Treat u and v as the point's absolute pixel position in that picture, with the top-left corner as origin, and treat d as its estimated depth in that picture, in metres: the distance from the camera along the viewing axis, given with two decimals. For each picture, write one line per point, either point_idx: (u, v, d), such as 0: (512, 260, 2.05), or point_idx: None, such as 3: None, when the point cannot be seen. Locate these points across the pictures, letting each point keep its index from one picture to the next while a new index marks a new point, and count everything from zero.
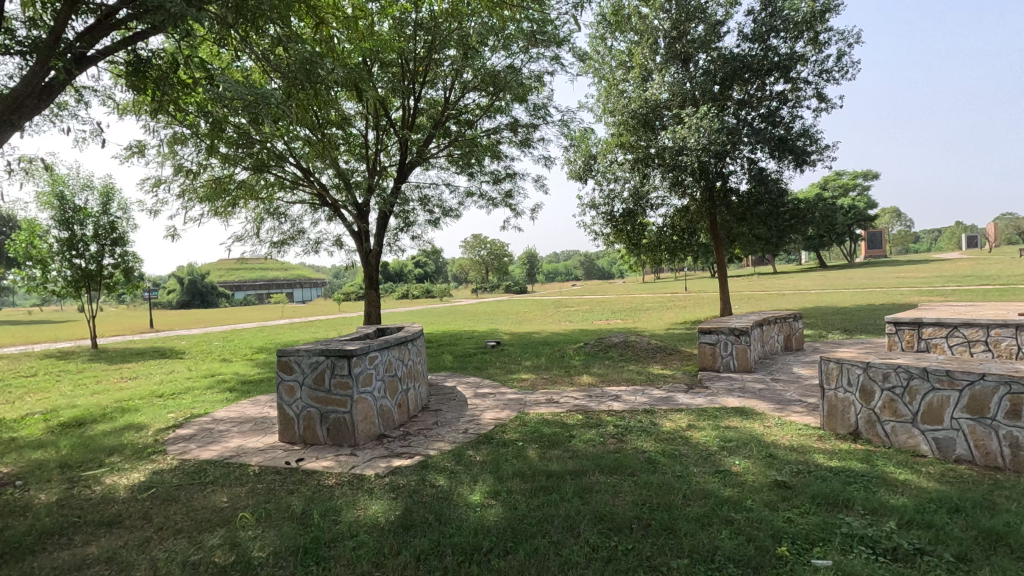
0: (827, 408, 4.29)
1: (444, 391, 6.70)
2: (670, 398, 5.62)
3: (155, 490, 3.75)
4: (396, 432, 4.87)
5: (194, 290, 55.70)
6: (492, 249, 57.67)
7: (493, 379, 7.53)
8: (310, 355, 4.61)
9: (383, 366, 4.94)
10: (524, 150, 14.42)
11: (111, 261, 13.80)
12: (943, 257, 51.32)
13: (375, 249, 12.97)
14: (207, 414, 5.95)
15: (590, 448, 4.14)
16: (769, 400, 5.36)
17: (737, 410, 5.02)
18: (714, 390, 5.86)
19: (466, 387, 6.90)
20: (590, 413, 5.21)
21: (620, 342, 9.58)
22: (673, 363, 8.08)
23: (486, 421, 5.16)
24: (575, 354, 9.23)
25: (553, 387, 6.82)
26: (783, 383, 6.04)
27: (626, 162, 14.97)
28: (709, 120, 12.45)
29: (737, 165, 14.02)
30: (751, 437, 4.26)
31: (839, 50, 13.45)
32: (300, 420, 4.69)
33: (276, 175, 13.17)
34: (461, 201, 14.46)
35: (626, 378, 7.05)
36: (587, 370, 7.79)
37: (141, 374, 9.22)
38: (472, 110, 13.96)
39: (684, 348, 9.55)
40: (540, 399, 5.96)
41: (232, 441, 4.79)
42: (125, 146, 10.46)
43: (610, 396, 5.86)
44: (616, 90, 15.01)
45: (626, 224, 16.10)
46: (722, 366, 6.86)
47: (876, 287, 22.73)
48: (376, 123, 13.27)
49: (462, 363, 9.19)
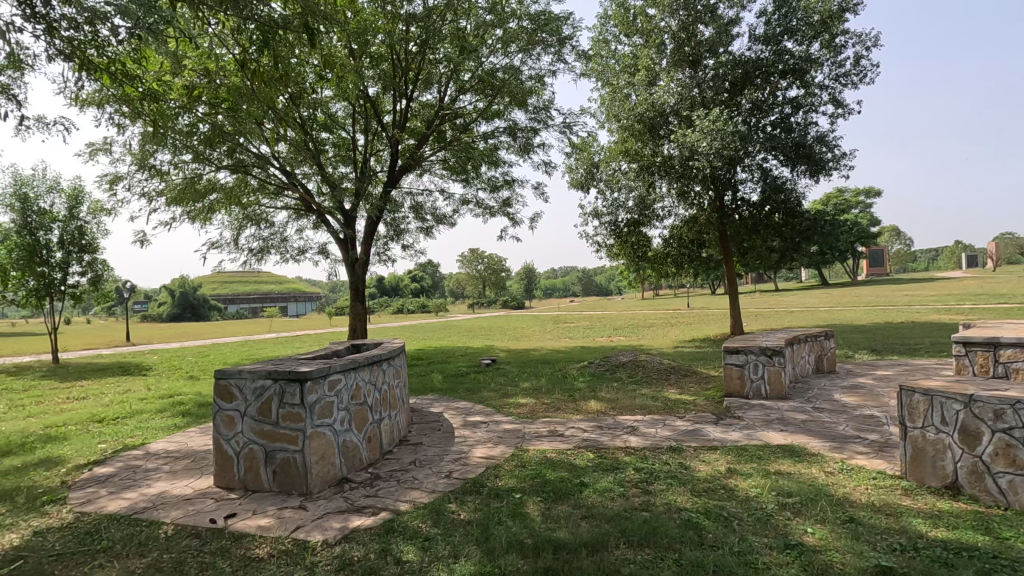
0: (911, 452, 3.35)
1: (429, 419, 5.74)
2: (698, 432, 4.66)
3: (22, 563, 2.76)
4: (363, 475, 3.90)
5: (185, 304, 54.60)
6: (490, 263, 56.96)
7: (486, 404, 6.57)
8: (254, 378, 3.67)
9: (350, 392, 4.02)
10: (523, 156, 13.61)
11: (78, 270, 12.86)
12: (947, 277, 50.52)
13: (361, 258, 12.03)
14: (142, 446, 4.97)
15: (608, 504, 3.19)
16: (821, 436, 4.39)
17: (785, 450, 4.07)
18: (750, 422, 4.90)
19: (454, 414, 5.93)
20: (603, 452, 4.24)
21: (628, 362, 8.58)
22: (692, 387, 7.11)
23: (475, 460, 4.20)
24: (578, 375, 8.24)
25: (556, 415, 5.85)
26: (829, 414, 5.10)
27: (630, 169, 14.17)
28: (720, 122, 11.67)
29: (749, 173, 13.23)
30: (816, 489, 3.30)
31: (856, 53, 12.79)
32: (240, 460, 3.71)
33: (258, 178, 12.35)
34: (456, 209, 13.61)
35: (640, 405, 6.07)
36: (593, 394, 6.80)
37: (92, 393, 8.22)
38: (468, 113, 13.16)
39: (700, 370, 8.57)
40: (541, 431, 4.99)
41: (154, 486, 3.80)
42: (90, 143, 9.60)
43: (626, 429, 4.89)
44: (620, 94, 14.25)
45: (630, 235, 15.25)
46: (752, 393, 5.89)
47: (891, 305, 21.74)
48: (365, 125, 12.48)
49: (452, 385, 8.19)
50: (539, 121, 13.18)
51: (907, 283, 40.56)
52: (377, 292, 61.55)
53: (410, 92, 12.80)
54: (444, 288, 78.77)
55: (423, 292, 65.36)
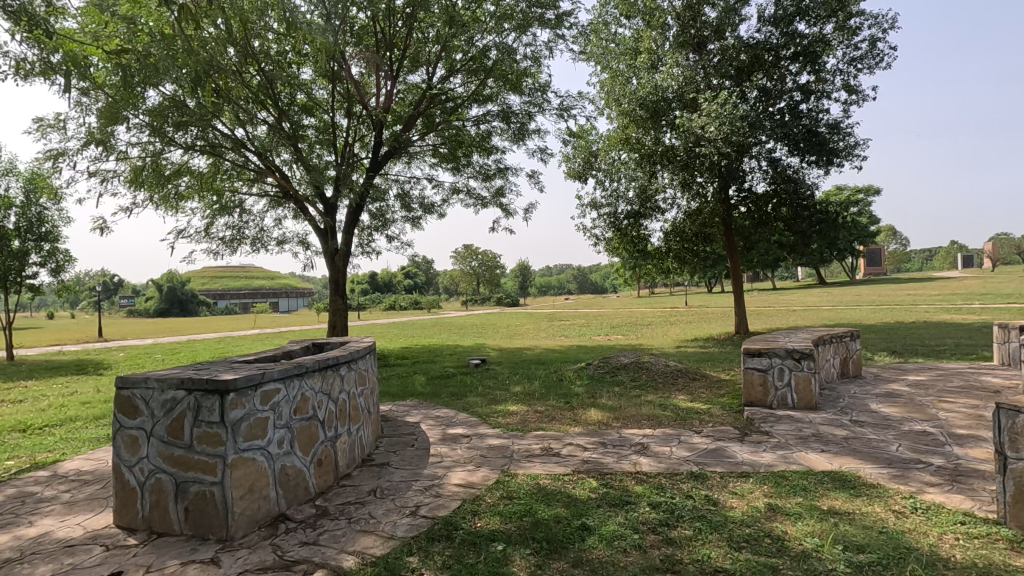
0: (1015, 492, 2.57)
1: (402, 431, 4.92)
2: (722, 453, 3.87)
3: None
4: (307, 511, 3.08)
5: (173, 299, 53.49)
6: (484, 260, 56.27)
7: (472, 411, 5.77)
8: (163, 388, 2.85)
9: (294, 404, 3.21)
10: (517, 142, 12.76)
11: (37, 260, 11.96)
12: (943, 276, 50.24)
13: (342, 248, 11.14)
14: (51, 465, 4.13)
15: (621, 562, 2.39)
16: (873, 459, 3.60)
17: (835, 479, 3.28)
18: (782, 439, 4.12)
19: (433, 425, 5.12)
20: (609, 479, 3.43)
21: (631, 364, 7.77)
22: (704, 394, 6.33)
23: (451, 489, 3.40)
24: (576, 379, 7.44)
25: (550, 427, 5.05)
26: (873, 430, 4.32)
27: (630, 159, 13.38)
28: (729, 104, 10.87)
29: (756, 162, 12.46)
30: (892, 540, 2.51)
31: (872, 36, 12.06)
32: (145, 493, 2.88)
33: (232, 162, 11.49)
34: (445, 198, 12.78)
35: (647, 416, 5.26)
36: (593, 401, 5.99)
37: (32, 395, 7.34)
38: (458, 95, 12.32)
39: (710, 373, 7.77)
40: (532, 448, 4.18)
41: (36, 524, 2.97)
42: (38, 119, 8.68)
43: (634, 447, 4.09)
44: (621, 79, 13.41)
45: (629, 228, 14.45)
46: (776, 402, 5.12)
47: (896, 304, 21.05)
48: (349, 108, 11.62)
49: (436, 388, 7.35)
50: (535, 106, 12.34)
51: (907, 283, 39.77)
52: (371, 288, 60.47)
53: (397, 72, 11.96)
54: (438, 285, 77.76)
55: (417, 289, 64.34)
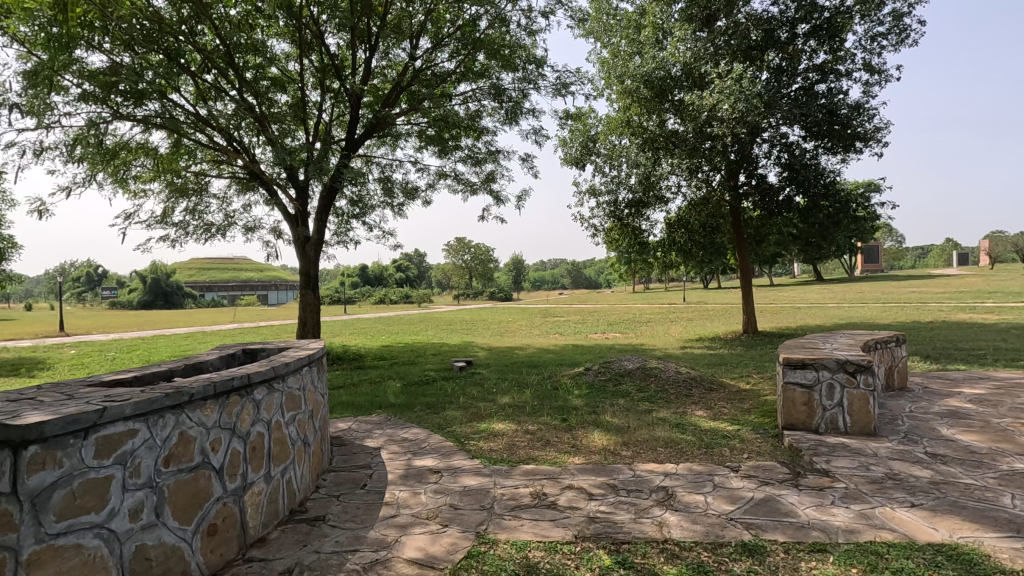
0: None
1: (356, 462, 3.87)
2: (778, 506, 2.84)
3: None
4: None
5: (158, 291, 52.06)
6: (477, 254, 55.32)
7: (448, 432, 4.74)
8: None
9: (166, 451, 2.17)
10: (510, 124, 11.71)
11: None
12: (942, 274, 49.75)
13: (314, 236, 10.03)
14: None
15: None
16: (991, 523, 2.59)
17: (953, 560, 2.27)
18: (853, 484, 3.10)
19: (397, 454, 4.07)
20: (627, 554, 2.41)
21: (636, 370, 6.74)
22: (727, 411, 5.31)
23: (401, 570, 2.35)
24: (573, 387, 6.42)
25: (543, 456, 4.02)
26: (965, 470, 3.31)
27: (632, 144, 12.35)
28: (747, 78, 9.73)
29: (769, 147, 11.42)
30: None
31: (896, 11, 11.06)
32: None
33: (196, 141, 10.41)
34: (431, 183, 11.74)
35: (663, 442, 4.24)
36: (594, 420, 4.95)
37: None
38: (445, 70, 11.22)
39: (728, 382, 6.77)
40: (518, 495, 3.14)
41: None
42: None
43: (655, 496, 3.05)
44: (624, 55, 12.35)
45: (629, 219, 13.43)
46: (822, 426, 4.13)
47: (905, 303, 20.14)
48: (323, 83, 10.51)
49: (410, 398, 6.32)
50: (529, 82, 11.24)
51: (907, 280, 38.98)
52: (361, 281, 59.18)
53: (378, 45, 10.85)
54: (430, 278, 76.44)
55: (408, 283, 63.13)
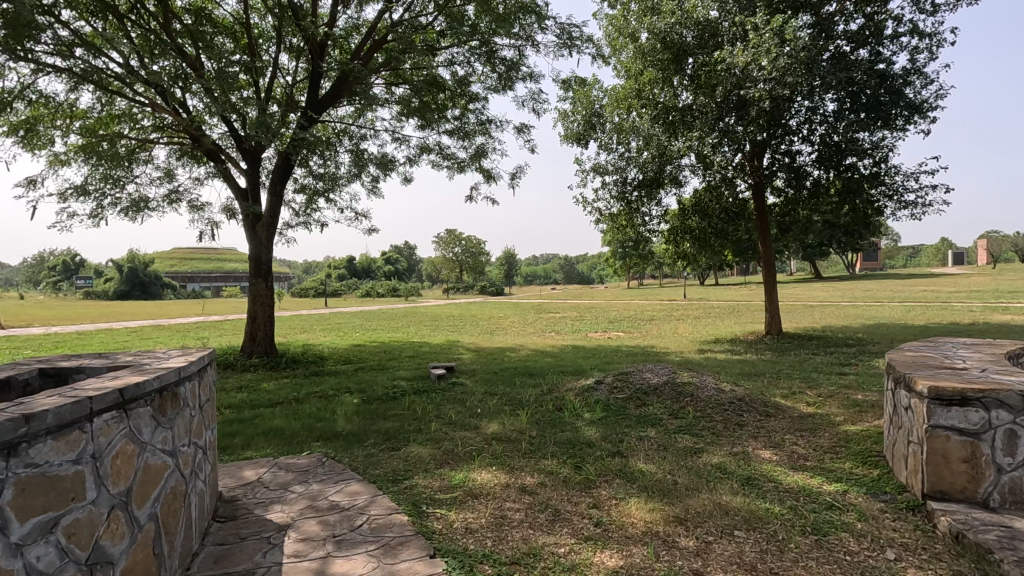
0: None
1: (232, 565, 2.27)
2: None
3: None
4: None
5: (135, 282, 49.76)
6: (468, 247, 53.61)
7: (403, 490, 3.13)
8: None
9: None
10: (505, 89, 10.05)
11: None
12: (942, 272, 48.64)
13: (266, 215, 8.35)
14: None
15: None
16: None
17: None
18: None
19: (306, 543, 2.46)
20: None
21: (664, 387, 5.16)
22: (805, 453, 3.73)
23: None
24: (584, 410, 4.83)
25: (551, 549, 2.43)
26: None
27: (644, 115, 10.72)
28: (790, 29, 8.09)
29: (802, 121, 9.85)
30: None
31: None
32: None
33: (131, 101, 8.70)
34: (409, 157, 10.10)
35: (742, 521, 2.66)
36: (621, 470, 3.36)
37: None
38: (427, 23, 9.52)
39: (781, 403, 5.20)
40: None
41: None
42: None
43: None
44: (637, 14, 10.70)
45: (637, 204, 11.81)
46: (994, 497, 2.60)
47: (923, 301, 18.73)
48: (281, 35, 8.80)
49: (366, 422, 4.70)
50: (527, 38, 9.59)
51: (909, 279, 37.71)
52: (349, 273, 57.35)
53: None
54: (419, 271, 74.42)
55: (397, 275, 61.32)
